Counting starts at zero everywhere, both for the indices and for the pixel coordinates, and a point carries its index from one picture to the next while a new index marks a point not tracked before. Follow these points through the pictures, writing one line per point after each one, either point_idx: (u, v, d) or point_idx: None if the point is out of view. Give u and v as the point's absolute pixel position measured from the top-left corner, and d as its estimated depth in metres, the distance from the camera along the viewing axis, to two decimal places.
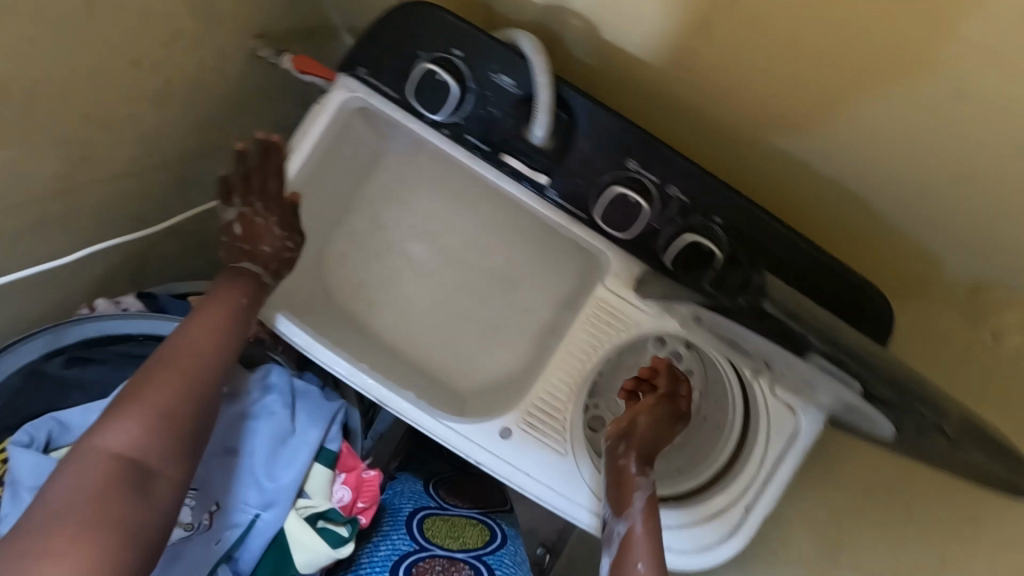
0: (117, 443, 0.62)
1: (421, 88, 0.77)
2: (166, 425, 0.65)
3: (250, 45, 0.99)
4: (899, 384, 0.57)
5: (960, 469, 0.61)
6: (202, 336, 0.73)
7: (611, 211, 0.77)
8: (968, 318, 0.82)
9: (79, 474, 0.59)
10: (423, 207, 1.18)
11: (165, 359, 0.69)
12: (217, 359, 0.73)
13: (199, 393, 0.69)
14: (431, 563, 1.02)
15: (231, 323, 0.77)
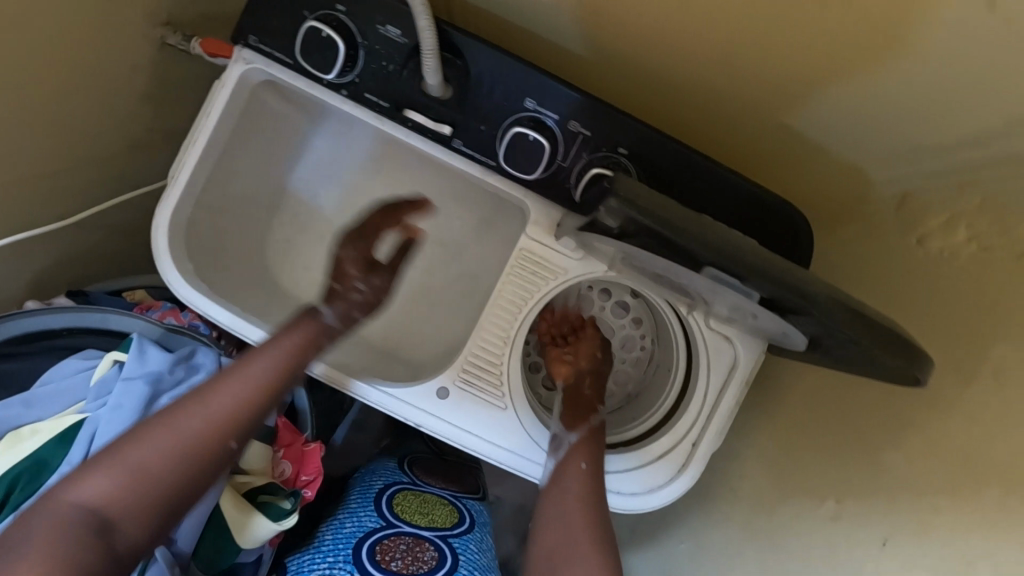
0: (91, 492, 0.63)
1: (309, 48, 0.73)
2: (139, 479, 0.65)
3: (156, 34, 0.93)
4: (808, 286, 0.54)
5: (870, 368, 0.60)
6: (227, 390, 0.73)
7: (516, 155, 0.76)
8: (900, 230, 0.79)
9: (44, 518, 0.61)
10: (365, 188, 1.08)
11: (173, 412, 0.70)
12: (228, 415, 0.72)
13: (195, 451, 0.69)
14: (394, 542, 0.95)
15: (270, 380, 0.76)
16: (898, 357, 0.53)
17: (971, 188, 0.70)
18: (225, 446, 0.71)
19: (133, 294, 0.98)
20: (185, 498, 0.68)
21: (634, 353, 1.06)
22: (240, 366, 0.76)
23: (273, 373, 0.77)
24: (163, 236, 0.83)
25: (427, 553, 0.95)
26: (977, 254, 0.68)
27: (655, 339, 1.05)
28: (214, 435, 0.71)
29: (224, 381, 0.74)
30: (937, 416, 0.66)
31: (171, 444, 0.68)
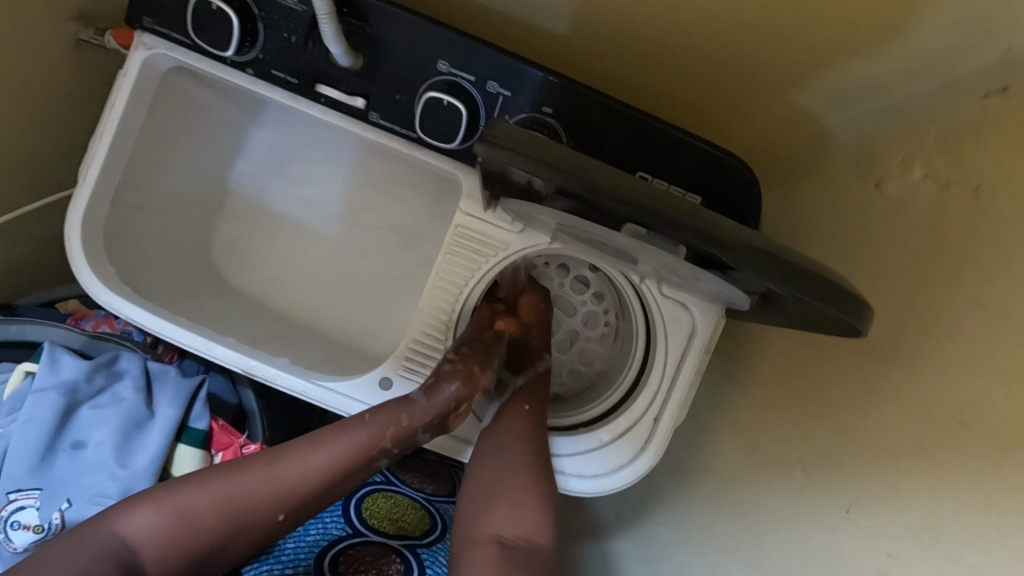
0: (132, 531, 0.62)
1: (201, 23, 0.68)
2: (183, 534, 0.63)
3: (68, 30, 0.87)
4: (742, 233, 0.49)
5: (816, 322, 0.55)
6: (300, 461, 0.67)
7: (434, 122, 0.70)
8: (856, 174, 0.72)
9: (75, 547, 0.60)
10: (305, 176, 1.00)
11: (238, 471, 0.66)
12: (292, 489, 0.66)
13: (244, 518, 0.65)
14: (360, 553, 0.81)
15: (349, 462, 0.68)
16: (836, 308, 0.48)
17: (927, 123, 0.64)
18: (271, 517, 0.66)
19: (65, 304, 0.93)
20: (214, 556, 0.65)
21: (598, 329, 1.00)
22: (322, 436, 0.69)
23: (352, 455, 0.68)
24: (77, 239, 0.79)
25: (392, 569, 0.80)
26: (936, 192, 0.61)
27: (618, 313, 0.98)
28: (269, 506, 0.65)
29: (307, 452, 0.68)
30: (896, 370, 0.59)
31: (221, 504, 0.64)
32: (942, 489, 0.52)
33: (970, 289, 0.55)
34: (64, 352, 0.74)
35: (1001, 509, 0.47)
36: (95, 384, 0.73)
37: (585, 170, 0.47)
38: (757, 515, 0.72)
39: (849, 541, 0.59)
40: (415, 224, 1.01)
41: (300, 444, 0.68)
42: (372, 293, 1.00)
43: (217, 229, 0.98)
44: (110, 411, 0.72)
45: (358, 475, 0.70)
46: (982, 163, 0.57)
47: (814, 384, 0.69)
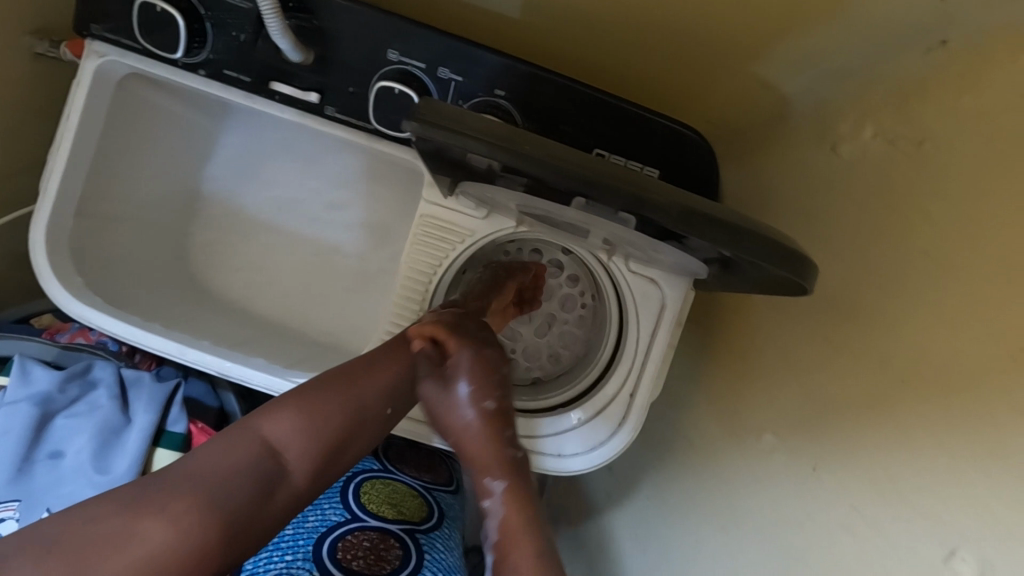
0: (274, 433, 0.57)
1: (148, 27, 0.68)
2: (321, 427, 0.59)
3: (24, 43, 0.86)
4: (685, 200, 0.50)
5: (770, 282, 0.56)
6: (400, 361, 0.66)
7: (388, 111, 0.72)
8: (816, 136, 0.73)
9: (225, 452, 0.55)
10: (274, 177, 1.00)
11: (352, 370, 0.63)
12: (398, 383, 0.65)
13: (364, 411, 0.62)
14: (359, 538, 0.79)
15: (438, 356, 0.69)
16: (778, 264, 0.49)
17: (875, 82, 0.64)
18: (381, 410, 0.63)
19: (40, 319, 0.93)
20: (340, 456, 0.60)
21: (575, 312, 0.99)
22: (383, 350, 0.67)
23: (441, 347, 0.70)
24: (42, 251, 0.78)
25: (391, 554, 0.80)
26: (885, 150, 0.62)
27: (594, 294, 0.97)
28: (379, 400, 0.63)
29: (399, 353, 0.67)
30: (854, 327, 0.60)
31: (350, 395, 0.61)
32: (897, 441, 0.53)
33: (919, 241, 0.55)
34: (35, 365, 0.74)
35: (952, 453, 0.48)
36: (69, 394, 0.74)
37: (516, 143, 0.48)
38: (735, 481, 0.73)
39: (815, 495, 0.61)
40: (387, 218, 1.02)
41: (390, 348, 0.67)
42: (347, 288, 1.01)
43: (192, 236, 0.98)
44: (86, 419, 0.73)
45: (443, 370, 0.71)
46: (926, 118, 0.57)
47: (781, 348, 0.70)
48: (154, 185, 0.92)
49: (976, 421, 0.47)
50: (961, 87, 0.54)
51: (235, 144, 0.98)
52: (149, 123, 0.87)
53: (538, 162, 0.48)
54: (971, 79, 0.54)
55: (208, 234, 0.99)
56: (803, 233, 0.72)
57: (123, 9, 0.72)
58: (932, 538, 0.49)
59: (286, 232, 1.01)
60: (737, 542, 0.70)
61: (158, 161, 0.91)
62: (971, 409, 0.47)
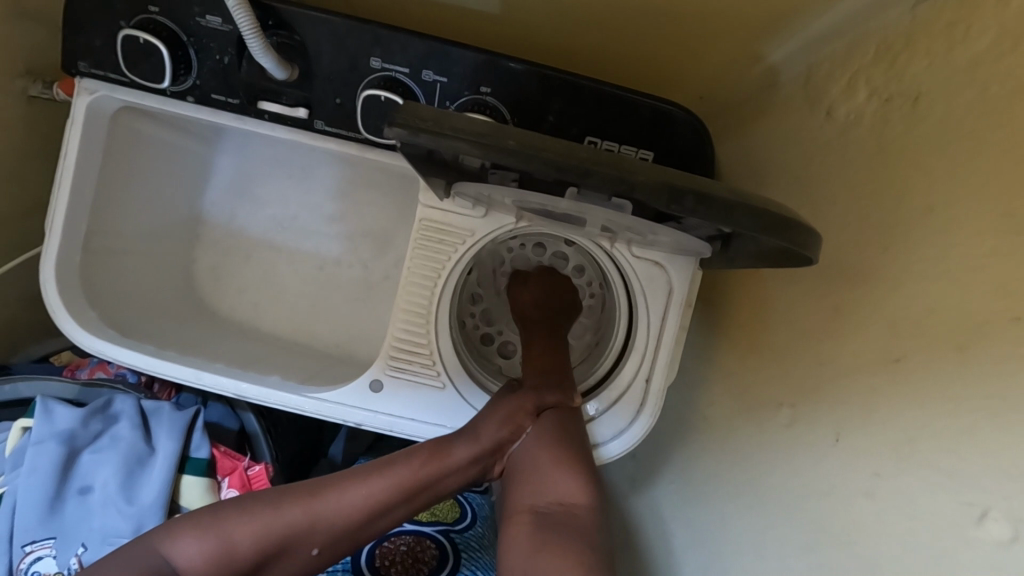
0: (181, 557, 0.61)
1: (133, 59, 0.69)
2: (229, 564, 0.62)
3: (17, 87, 0.87)
4: (680, 180, 0.49)
5: (772, 254, 0.55)
6: (340, 498, 0.66)
7: (376, 118, 0.72)
8: (808, 101, 0.72)
9: (137, 565, 0.59)
10: (272, 195, 1.01)
11: (289, 505, 0.65)
12: (339, 522, 0.66)
13: (285, 546, 0.64)
14: (394, 546, 0.80)
15: (392, 501, 0.68)
16: (773, 235, 0.48)
17: (863, 42, 0.63)
18: (305, 551, 0.65)
19: (60, 356, 0.96)
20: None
21: (584, 303, 0.98)
22: (354, 478, 0.68)
23: (398, 493, 0.68)
24: (52, 290, 0.80)
25: (428, 554, 0.81)
26: (880, 110, 0.61)
27: (602, 283, 0.96)
28: (306, 537, 0.65)
29: (345, 490, 0.67)
30: (863, 294, 0.59)
31: (263, 540, 0.63)
32: (912, 404, 0.52)
33: (920, 199, 0.54)
34: (58, 403, 0.75)
35: (969, 409, 0.47)
36: (93, 429, 0.75)
37: (501, 138, 0.48)
38: (757, 456, 0.72)
39: (834, 466, 0.60)
40: (386, 227, 1.03)
41: (347, 478, 0.68)
42: (354, 299, 1.02)
43: (196, 261, 1.00)
44: (111, 453, 0.74)
45: (400, 513, 0.69)
46: (919, 73, 0.56)
47: (791, 320, 0.69)
48: (154, 213, 0.92)
49: (992, 373, 0.45)
50: (952, 36, 0.53)
51: (234, 167, 1.00)
52: (147, 154, 0.88)
53: (521, 154, 0.48)
54: (961, 29, 0.52)
55: (214, 259, 1.00)
56: (803, 202, 0.71)
57: (106, 43, 0.73)
58: (952, 500, 0.47)
59: (288, 249, 1.02)
60: (759, 522, 0.70)
61: (157, 190, 0.92)
62: (984, 365, 0.46)
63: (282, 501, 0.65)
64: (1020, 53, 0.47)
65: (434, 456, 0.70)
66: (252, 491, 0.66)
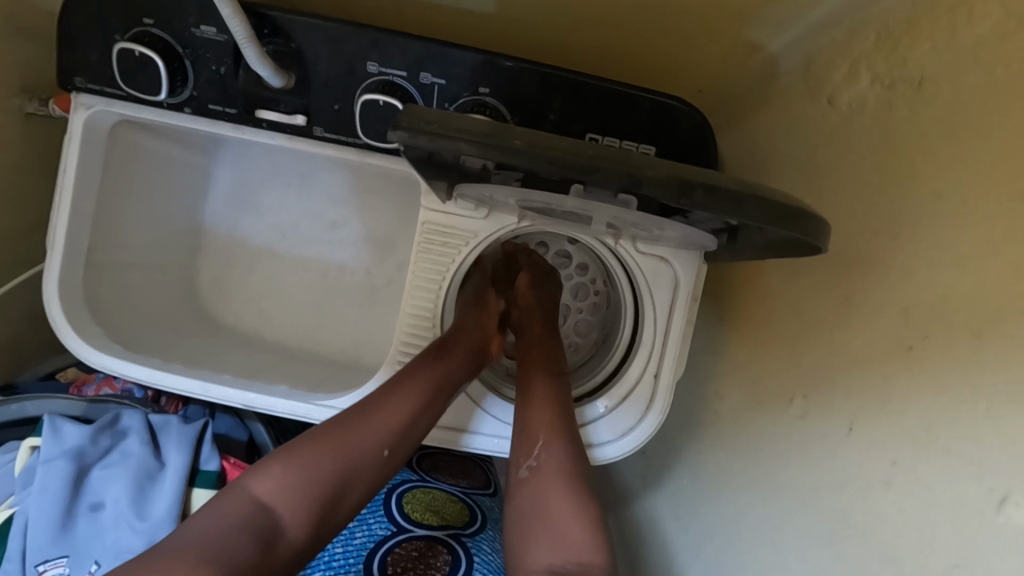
0: (266, 490, 0.57)
1: (130, 72, 0.69)
2: (314, 484, 0.58)
3: (13, 105, 0.87)
4: (687, 172, 0.48)
5: (780, 243, 0.55)
6: (388, 405, 0.67)
7: (375, 122, 0.71)
8: (810, 90, 0.71)
9: (222, 508, 0.55)
10: (272, 204, 1.01)
11: (347, 424, 0.64)
12: (394, 427, 0.66)
13: (360, 458, 0.62)
14: (405, 550, 0.80)
15: (430, 390, 0.71)
16: (781, 224, 0.48)
17: (863, 29, 0.63)
18: (377, 454, 0.63)
19: (66, 373, 0.96)
20: (340, 504, 0.60)
21: (589, 301, 0.98)
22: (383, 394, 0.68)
23: (433, 382, 0.71)
24: (57, 307, 0.79)
25: (439, 561, 0.80)
26: (883, 96, 0.61)
27: (606, 280, 0.95)
28: (372, 444, 0.64)
29: (384, 402, 0.67)
30: (872, 281, 0.59)
31: (339, 448, 0.61)
32: (928, 390, 0.51)
33: (929, 184, 0.54)
34: (66, 421, 0.75)
35: (987, 395, 0.46)
36: (102, 445, 0.75)
37: (504, 137, 0.47)
38: (772, 446, 0.71)
39: (850, 455, 0.59)
40: (388, 231, 1.03)
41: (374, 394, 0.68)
42: (359, 305, 1.02)
43: (199, 272, 1.00)
44: (121, 469, 0.74)
45: (438, 409, 0.72)
46: (921, 57, 0.56)
47: (800, 310, 0.69)
48: (155, 225, 0.92)
49: (1010, 357, 0.45)
50: (955, 19, 0.53)
51: (234, 177, 1.00)
52: (146, 167, 0.88)
53: (525, 152, 0.47)
54: (963, 11, 0.52)
55: (217, 270, 1.00)
56: (807, 191, 0.71)
57: (102, 57, 0.73)
58: (974, 485, 0.47)
59: (290, 256, 1.01)
60: (776, 514, 0.69)
61: (156, 202, 0.91)
62: (1001, 350, 0.46)
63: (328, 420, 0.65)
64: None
65: (444, 346, 0.75)
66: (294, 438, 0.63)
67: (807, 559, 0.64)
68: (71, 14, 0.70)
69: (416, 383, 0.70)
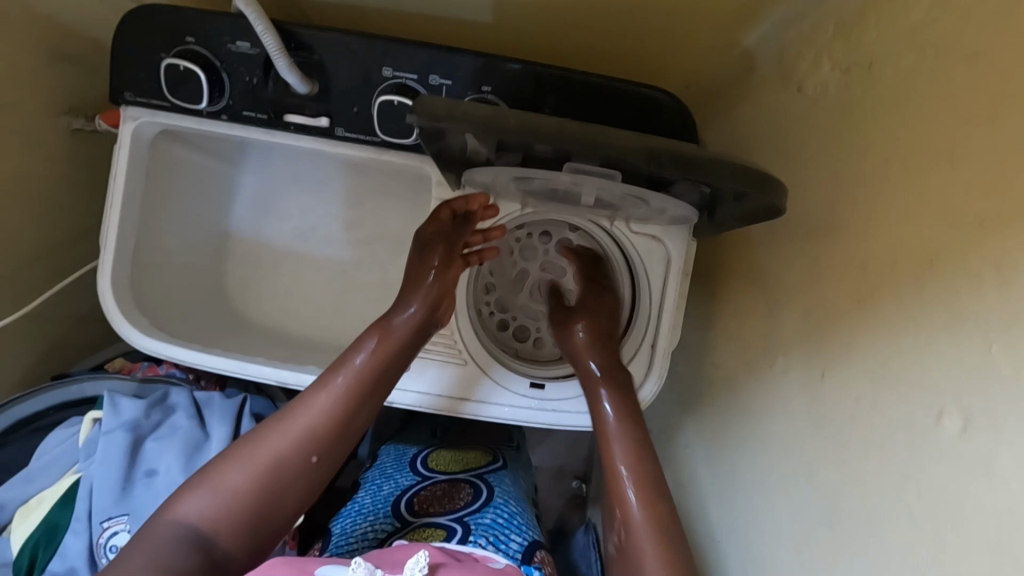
0: (188, 510, 0.67)
1: (174, 85, 0.78)
2: (236, 500, 0.68)
3: (61, 121, 0.98)
4: (670, 144, 0.56)
5: (748, 209, 0.62)
6: (308, 413, 0.76)
7: (390, 122, 0.80)
8: (783, 79, 0.79)
9: (156, 532, 0.65)
10: (296, 206, 1.09)
11: (262, 439, 0.73)
12: (317, 432, 0.75)
13: (285, 465, 0.72)
14: (430, 492, 0.88)
15: (358, 388, 0.78)
16: (753, 187, 0.56)
17: (824, 22, 0.71)
18: (305, 459, 0.73)
19: (111, 364, 1.06)
20: (273, 507, 0.71)
21: (592, 285, 1.04)
22: (300, 401, 0.77)
23: (362, 380, 0.79)
24: (110, 298, 0.89)
25: (463, 491, 0.88)
26: (842, 80, 0.68)
27: (606, 265, 1.02)
28: (299, 451, 0.73)
29: (300, 411, 0.76)
30: (835, 244, 0.66)
31: (253, 461, 0.71)
32: (882, 332, 0.58)
33: (878, 151, 0.61)
34: (122, 397, 0.83)
35: (927, 326, 0.53)
36: (155, 419, 0.84)
37: (502, 121, 0.55)
38: (759, 406, 0.78)
39: (821, 402, 0.66)
40: (400, 228, 1.11)
41: (305, 397, 0.78)
42: (377, 297, 1.10)
43: (228, 272, 1.08)
44: (173, 439, 0.82)
45: (373, 403, 0.80)
46: (870, 44, 0.64)
47: (777, 278, 0.76)
48: (189, 227, 1.02)
49: (945, 290, 0.51)
50: (895, 9, 0.61)
51: (258, 183, 1.08)
52: (179, 176, 0.98)
53: (523, 132, 0.55)
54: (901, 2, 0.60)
55: (248, 267, 1.09)
56: (783, 171, 0.78)
57: (147, 73, 0.81)
58: (919, 406, 0.53)
59: (314, 250, 1.10)
60: (764, 465, 0.75)
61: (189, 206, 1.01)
62: (938, 286, 0.52)
63: (241, 438, 0.75)
64: (950, 17, 0.54)
65: (384, 337, 0.82)
66: (218, 457, 0.73)
67: (787, 502, 0.70)
68: (122, 37, 0.79)
69: (332, 392, 0.77)
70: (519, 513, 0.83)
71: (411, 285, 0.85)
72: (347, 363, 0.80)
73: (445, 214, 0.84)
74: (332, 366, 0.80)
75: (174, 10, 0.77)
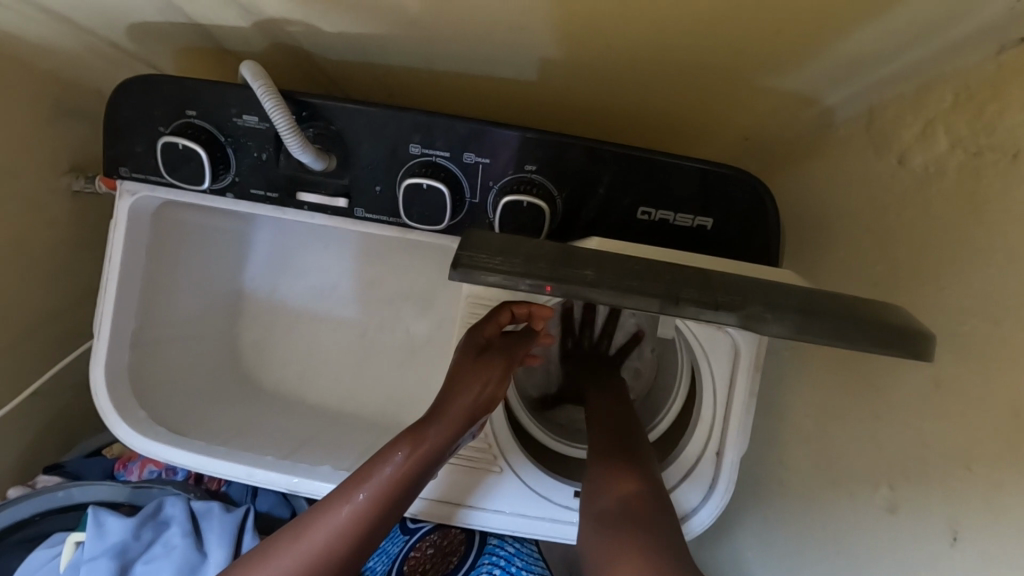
0: None
1: (172, 164, 0.69)
2: None
3: (56, 186, 0.89)
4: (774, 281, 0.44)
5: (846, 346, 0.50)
6: (328, 522, 0.64)
7: (416, 206, 0.68)
8: (879, 148, 0.66)
9: None
10: (311, 268, 0.99)
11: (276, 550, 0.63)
12: (333, 555, 0.63)
13: None
14: (421, 552, 0.87)
15: (380, 508, 0.66)
16: (892, 349, 0.40)
17: (937, 88, 0.58)
18: None
19: (112, 447, 0.96)
20: None
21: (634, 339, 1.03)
22: (322, 508, 0.66)
23: (387, 497, 0.66)
24: (104, 393, 0.80)
25: (456, 541, 0.88)
26: (968, 163, 0.56)
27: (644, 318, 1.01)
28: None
29: (318, 518, 0.65)
30: (968, 368, 0.53)
31: None
32: None
33: None
34: (109, 514, 0.75)
35: None
36: (146, 538, 0.74)
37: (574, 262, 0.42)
38: (850, 537, 0.66)
39: (947, 563, 0.54)
40: (424, 289, 1.00)
41: (323, 507, 0.66)
42: (401, 369, 0.99)
43: (236, 342, 0.98)
44: (164, 565, 0.72)
45: (392, 521, 0.68)
46: (1013, 124, 0.51)
47: (873, 388, 0.64)
48: (196, 298, 0.92)
49: None
50: None
51: (271, 243, 0.99)
52: (189, 243, 0.89)
53: (601, 287, 0.42)
54: None
55: (264, 336, 0.99)
56: (878, 256, 0.66)
57: (146, 147, 0.72)
58: None
59: (332, 318, 1.00)
60: None
61: (196, 275, 0.91)
62: None
63: (247, 555, 0.64)
64: None
65: (416, 446, 0.69)
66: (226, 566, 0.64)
67: None
68: (115, 107, 0.70)
69: (356, 501, 0.65)
70: (518, 554, 0.85)
71: (454, 396, 0.73)
72: (374, 462, 0.68)
73: (506, 317, 0.77)
74: (359, 464, 0.69)
75: (174, 80, 0.68)
